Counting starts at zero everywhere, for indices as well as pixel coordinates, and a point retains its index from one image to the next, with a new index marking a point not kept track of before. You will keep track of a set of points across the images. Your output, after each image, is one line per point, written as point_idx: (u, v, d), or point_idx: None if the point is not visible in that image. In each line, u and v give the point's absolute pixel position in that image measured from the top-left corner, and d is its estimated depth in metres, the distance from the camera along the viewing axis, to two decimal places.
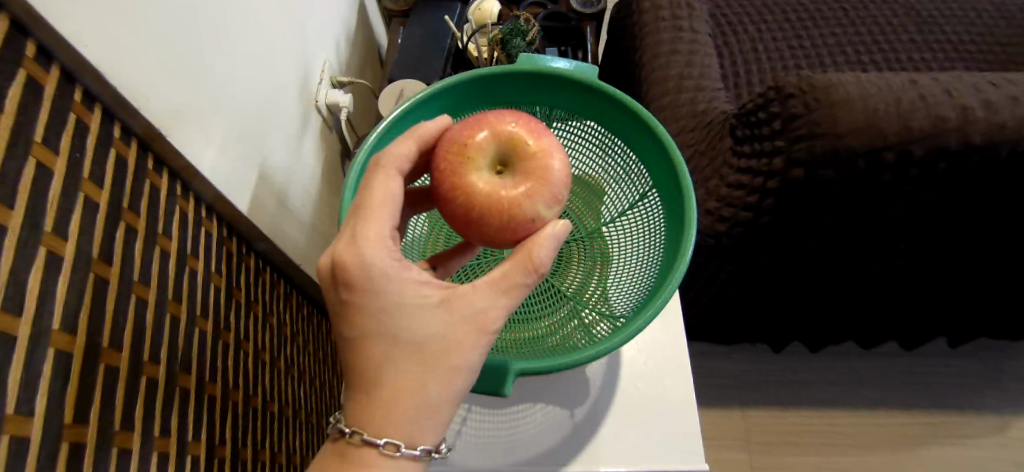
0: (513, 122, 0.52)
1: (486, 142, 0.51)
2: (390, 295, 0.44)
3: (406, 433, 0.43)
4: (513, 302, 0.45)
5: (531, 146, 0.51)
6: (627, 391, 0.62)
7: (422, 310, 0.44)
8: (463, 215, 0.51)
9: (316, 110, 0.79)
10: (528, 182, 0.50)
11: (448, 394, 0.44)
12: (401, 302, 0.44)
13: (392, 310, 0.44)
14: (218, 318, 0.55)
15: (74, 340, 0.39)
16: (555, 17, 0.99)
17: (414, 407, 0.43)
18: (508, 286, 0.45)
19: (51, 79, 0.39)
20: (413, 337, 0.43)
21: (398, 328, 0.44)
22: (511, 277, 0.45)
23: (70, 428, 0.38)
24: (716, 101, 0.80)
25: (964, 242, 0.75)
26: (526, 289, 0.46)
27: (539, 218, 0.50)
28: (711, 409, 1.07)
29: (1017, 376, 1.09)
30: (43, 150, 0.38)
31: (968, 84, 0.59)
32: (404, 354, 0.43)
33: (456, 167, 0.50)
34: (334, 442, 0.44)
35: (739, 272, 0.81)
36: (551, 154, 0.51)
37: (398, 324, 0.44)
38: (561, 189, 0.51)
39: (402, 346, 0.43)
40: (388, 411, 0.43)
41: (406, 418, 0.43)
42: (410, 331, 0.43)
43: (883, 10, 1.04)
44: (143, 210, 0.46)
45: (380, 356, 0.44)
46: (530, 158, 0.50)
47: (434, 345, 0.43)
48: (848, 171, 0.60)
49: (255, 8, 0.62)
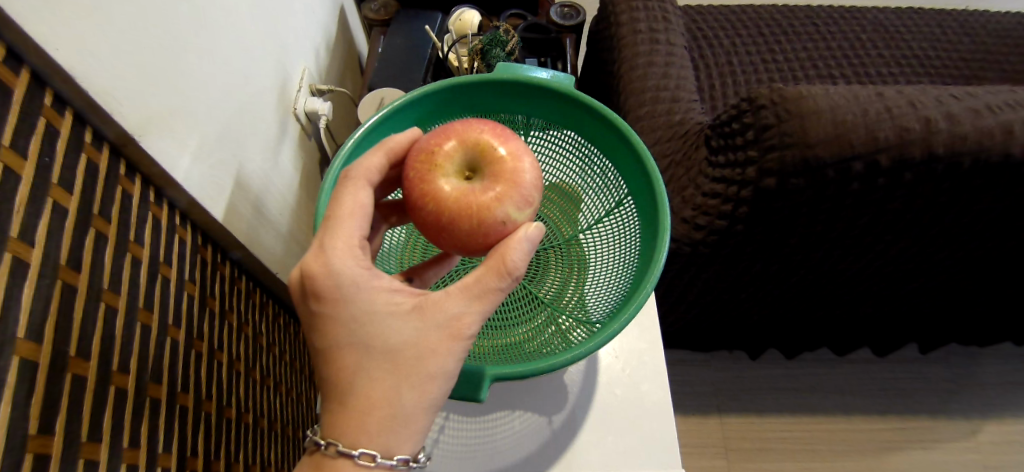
0: (480, 129, 0.52)
1: (452, 149, 0.51)
2: (360, 304, 0.44)
3: (382, 443, 0.43)
4: (489, 309, 0.45)
5: (499, 150, 0.51)
6: (605, 397, 0.62)
7: (394, 317, 0.44)
8: (433, 221, 0.51)
9: (294, 117, 0.79)
10: (496, 186, 0.50)
11: (424, 403, 0.44)
12: (372, 310, 0.44)
13: (363, 319, 0.44)
14: (191, 327, 0.54)
15: (39, 350, 0.38)
16: (535, 28, 1.00)
17: (391, 416, 0.43)
18: (482, 292, 0.44)
19: (21, 82, 0.38)
20: (387, 345, 0.43)
21: (370, 336, 0.43)
22: (486, 283, 0.45)
23: (35, 438, 0.37)
24: (692, 112, 0.81)
25: (932, 250, 0.77)
26: (501, 294, 0.45)
27: (510, 221, 0.50)
28: (689, 416, 1.08)
29: (984, 381, 1.11)
30: (11, 155, 0.37)
31: (932, 96, 0.61)
32: (378, 362, 0.43)
33: (424, 175, 0.50)
34: (310, 456, 0.44)
35: (716, 280, 0.83)
36: (519, 157, 0.51)
37: (370, 333, 0.43)
38: (531, 192, 0.51)
39: (377, 354, 0.43)
40: (364, 421, 0.43)
41: (382, 428, 0.43)
42: (384, 337, 0.43)
43: (852, 26, 1.07)
44: (113, 216, 0.45)
45: (353, 366, 0.43)
46: (497, 162, 0.51)
47: (412, 353, 0.43)
48: (818, 180, 0.61)
49: (234, 13, 0.62)
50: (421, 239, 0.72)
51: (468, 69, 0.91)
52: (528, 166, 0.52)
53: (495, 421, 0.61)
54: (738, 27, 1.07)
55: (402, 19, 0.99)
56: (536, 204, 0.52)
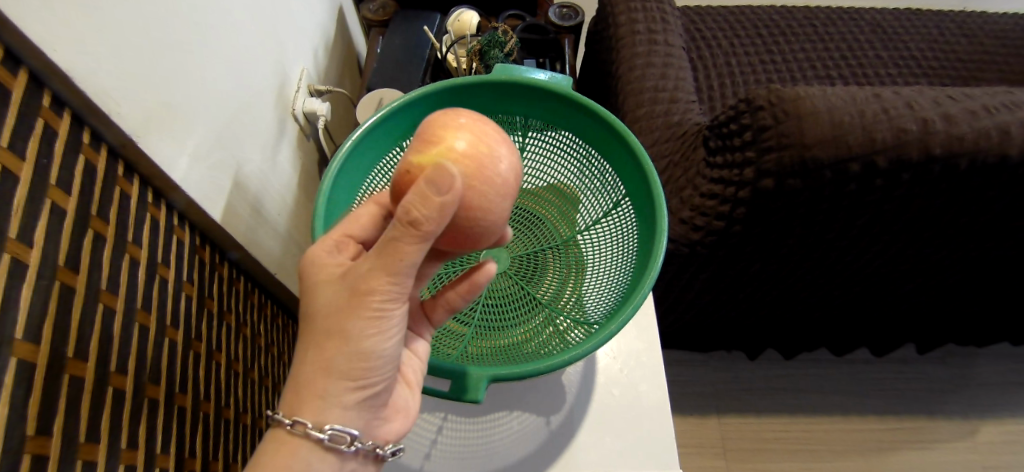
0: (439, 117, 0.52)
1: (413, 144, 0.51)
2: (308, 277, 0.47)
3: (314, 412, 0.44)
4: (399, 270, 0.42)
5: (443, 123, 0.49)
6: (603, 397, 0.62)
7: (323, 286, 0.46)
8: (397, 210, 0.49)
9: (293, 118, 0.79)
10: (431, 150, 0.47)
11: (354, 374, 0.45)
12: (314, 284, 0.46)
13: (306, 293, 0.46)
14: (189, 328, 0.54)
15: (37, 350, 0.38)
16: (533, 29, 1.00)
17: (321, 386, 0.44)
18: (392, 250, 0.41)
19: (18, 83, 0.38)
20: (315, 315, 0.45)
21: (307, 308, 0.46)
22: (388, 235, 0.41)
23: (33, 439, 0.37)
24: (690, 113, 0.82)
25: (930, 250, 0.77)
26: (410, 251, 0.41)
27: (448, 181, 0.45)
28: (687, 416, 1.08)
29: (982, 381, 1.12)
30: (9, 156, 0.37)
31: (928, 98, 0.61)
32: (309, 330, 0.45)
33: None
34: (273, 434, 0.45)
35: (713, 281, 0.83)
36: (461, 125, 0.49)
37: (308, 304, 0.46)
38: (476, 156, 0.47)
39: (310, 323, 0.45)
40: (297, 388, 0.45)
41: (310, 397, 0.44)
42: (314, 305, 0.45)
43: (850, 27, 1.07)
44: (112, 217, 0.45)
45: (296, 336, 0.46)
46: (439, 132, 0.48)
47: (332, 320, 0.44)
48: (816, 181, 0.62)
49: (232, 15, 0.62)
50: None
51: (467, 70, 0.91)
52: (479, 139, 0.48)
53: (494, 422, 0.61)
54: (736, 28, 1.08)
55: (401, 20, 0.99)
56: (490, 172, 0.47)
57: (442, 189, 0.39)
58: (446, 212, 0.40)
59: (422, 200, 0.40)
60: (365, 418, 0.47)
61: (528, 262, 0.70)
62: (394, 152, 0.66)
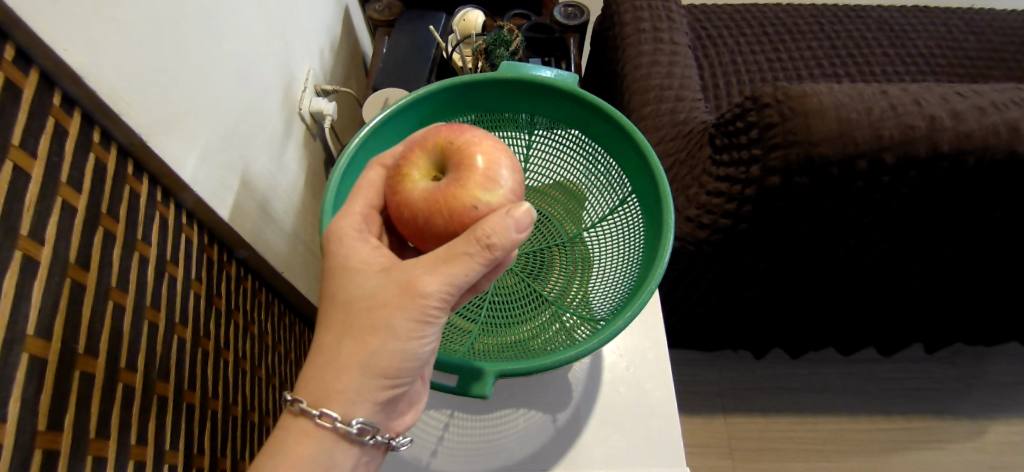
0: (438, 131, 0.53)
1: (419, 158, 0.52)
2: (353, 271, 0.47)
3: (341, 404, 0.45)
4: (457, 274, 0.44)
5: (455, 144, 0.51)
6: (610, 395, 0.62)
7: (364, 276, 0.46)
8: (415, 227, 0.52)
9: (300, 117, 0.79)
10: (459, 174, 0.50)
11: (389, 373, 0.46)
12: (359, 276, 0.46)
13: (348, 285, 0.46)
14: (198, 325, 0.55)
15: (49, 346, 0.38)
16: (539, 28, 1.00)
17: (351, 381, 0.45)
18: (451, 256, 0.44)
19: (29, 82, 0.39)
20: (360, 309, 0.45)
21: (348, 301, 0.46)
22: (458, 248, 0.44)
23: (43, 434, 0.37)
24: (696, 111, 0.81)
25: (937, 248, 0.77)
26: (468, 260, 0.44)
27: (480, 204, 0.49)
28: (693, 415, 1.08)
29: (990, 381, 1.11)
30: (21, 154, 0.37)
31: (936, 94, 0.61)
32: (343, 320, 0.46)
33: (396, 189, 0.52)
34: (294, 420, 0.46)
35: (719, 279, 0.83)
36: (477, 143, 0.52)
37: (349, 297, 0.46)
38: (497, 175, 0.50)
39: (353, 316, 0.45)
40: (324, 379, 0.45)
41: (343, 391, 0.45)
42: (352, 295, 0.46)
43: (857, 24, 1.07)
44: (121, 216, 0.46)
45: (330, 327, 0.46)
46: (457, 152, 0.51)
47: (372, 314, 0.45)
48: (823, 179, 0.61)
49: (240, 14, 0.62)
50: None
51: (473, 69, 0.91)
52: (495, 181, 0.50)
53: (498, 420, 0.61)
54: (743, 26, 1.07)
55: (407, 20, 0.99)
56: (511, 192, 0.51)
57: (519, 224, 0.44)
58: (515, 245, 0.45)
59: (509, 236, 0.44)
60: (386, 411, 0.49)
61: (535, 260, 0.69)
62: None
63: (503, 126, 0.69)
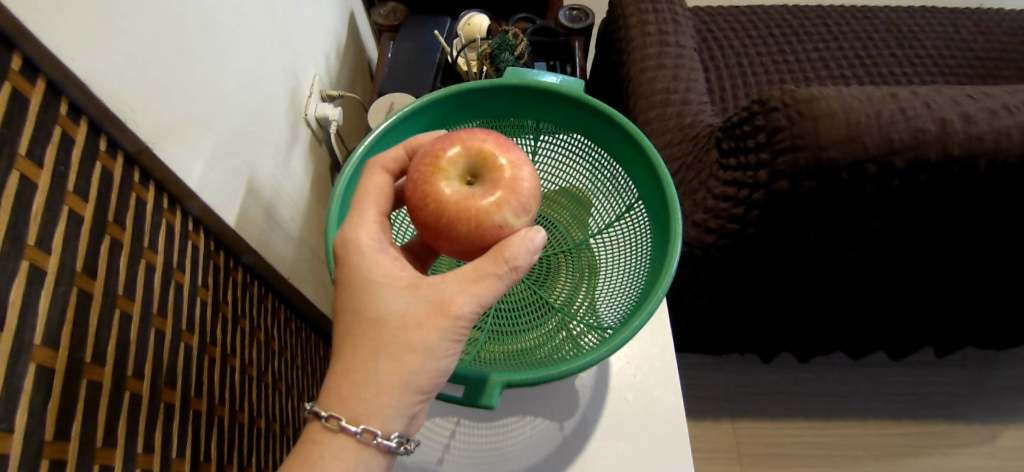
0: (483, 138, 0.53)
1: (458, 156, 0.52)
2: (385, 291, 0.46)
3: (382, 421, 0.45)
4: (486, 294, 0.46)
5: (498, 160, 0.52)
6: (616, 402, 0.62)
7: (393, 294, 0.46)
8: (433, 222, 0.52)
9: (305, 123, 0.80)
10: (496, 191, 0.51)
11: (425, 388, 0.46)
12: (392, 296, 0.46)
13: (381, 304, 0.46)
14: (204, 332, 0.55)
15: (55, 356, 0.38)
16: (544, 32, 1.00)
17: (392, 398, 0.45)
18: (479, 276, 0.46)
19: (36, 92, 0.39)
20: (397, 329, 0.45)
21: (382, 320, 0.45)
22: (485, 268, 0.46)
23: (50, 444, 0.37)
24: (702, 115, 0.81)
25: (947, 252, 0.76)
26: (497, 281, 0.46)
27: (507, 226, 0.51)
28: (701, 420, 1.07)
29: (1002, 385, 1.10)
30: (26, 164, 0.38)
31: (947, 96, 0.60)
32: (376, 338, 0.45)
33: (426, 178, 0.52)
34: (332, 437, 0.44)
35: (727, 284, 0.82)
36: (520, 166, 0.53)
37: (382, 317, 0.45)
38: (530, 201, 0.52)
39: (391, 336, 0.45)
40: (363, 398, 0.44)
41: (383, 408, 0.45)
42: (383, 313, 0.45)
43: (864, 25, 1.06)
44: (128, 224, 0.46)
45: (366, 345, 0.45)
46: (497, 169, 0.52)
47: (410, 333, 0.45)
48: (832, 183, 0.61)
49: (246, 20, 0.63)
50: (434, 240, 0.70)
51: (478, 74, 0.91)
52: (523, 207, 0.52)
53: (507, 427, 0.61)
54: (749, 28, 1.07)
55: (413, 24, 0.99)
56: (533, 214, 0.53)
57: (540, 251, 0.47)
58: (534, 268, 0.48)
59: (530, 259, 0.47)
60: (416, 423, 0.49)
61: (542, 267, 0.69)
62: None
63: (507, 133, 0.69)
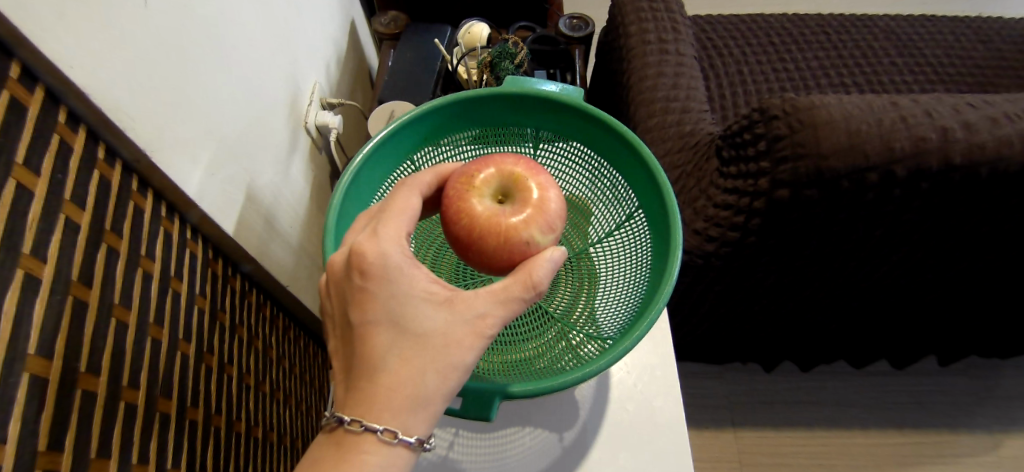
0: (515, 161, 0.55)
1: (491, 176, 0.54)
2: (422, 306, 0.44)
3: (424, 428, 0.43)
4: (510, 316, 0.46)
5: (529, 181, 0.54)
6: (616, 412, 0.61)
7: (431, 310, 0.44)
8: (465, 236, 0.53)
9: (305, 131, 0.80)
10: (525, 209, 0.52)
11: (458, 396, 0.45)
12: (430, 312, 0.44)
13: (420, 318, 0.43)
14: (201, 341, 0.54)
15: (49, 365, 0.38)
16: (544, 40, 1.00)
17: (435, 408, 0.44)
18: (508, 298, 0.45)
19: (35, 100, 0.39)
20: (439, 343, 0.43)
21: (422, 334, 0.43)
22: (511, 291, 0.45)
23: (43, 455, 0.37)
24: (703, 123, 0.81)
25: (950, 261, 0.75)
26: (522, 305, 0.46)
27: (534, 244, 0.52)
28: (702, 430, 1.06)
29: (1006, 394, 1.09)
30: (24, 172, 0.37)
31: (948, 105, 0.60)
32: (416, 352, 0.43)
33: (461, 194, 0.53)
34: (387, 449, 0.42)
35: (729, 292, 0.82)
36: (548, 189, 0.54)
37: (422, 331, 0.43)
38: (556, 220, 0.54)
39: (434, 351, 0.43)
40: (408, 410, 0.42)
41: (426, 416, 0.43)
42: (424, 329, 0.43)
43: (864, 34, 1.06)
44: (125, 232, 0.46)
45: (408, 360, 0.43)
46: (527, 190, 0.53)
47: (452, 352, 0.43)
48: (833, 191, 0.60)
49: (246, 28, 0.63)
50: (432, 244, 0.69)
51: (478, 82, 0.91)
52: (551, 226, 0.53)
53: (506, 437, 0.61)
54: (749, 36, 1.07)
55: (413, 32, 0.99)
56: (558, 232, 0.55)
57: None
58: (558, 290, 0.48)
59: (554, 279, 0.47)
60: None
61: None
62: (405, 164, 0.66)
63: (507, 141, 0.69)
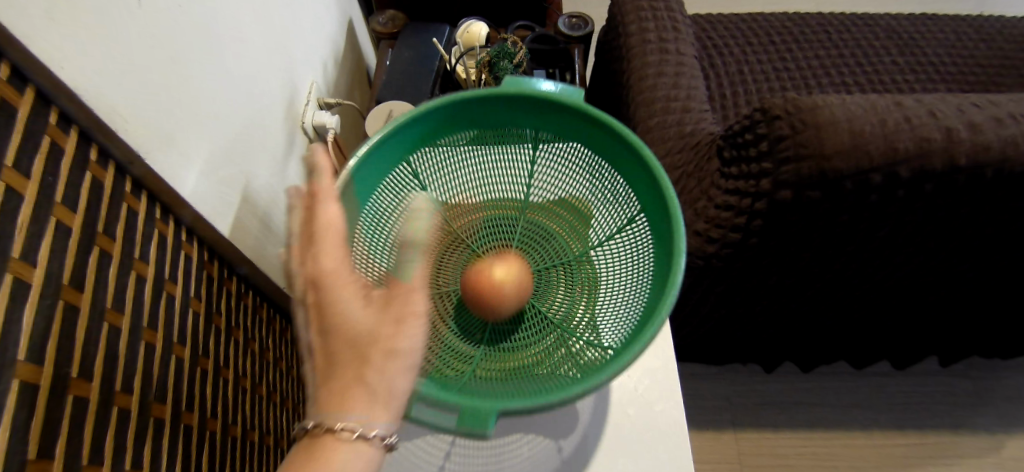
0: None
1: None
2: (351, 301, 0.40)
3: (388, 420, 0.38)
4: None
5: None
6: (616, 418, 0.61)
7: (355, 307, 0.39)
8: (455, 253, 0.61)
9: (302, 131, 0.79)
10: None
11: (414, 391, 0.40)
12: (357, 306, 0.39)
13: (348, 314, 0.39)
14: (196, 344, 0.54)
15: (39, 372, 0.37)
16: (543, 40, 0.99)
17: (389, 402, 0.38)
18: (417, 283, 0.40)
19: (25, 102, 0.37)
20: (372, 337, 0.38)
21: (357, 330, 0.39)
22: None
23: (34, 463, 0.36)
24: (703, 123, 0.80)
25: (953, 262, 0.75)
26: None
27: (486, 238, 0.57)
28: (702, 431, 1.06)
29: (1008, 395, 1.08)
30: (14, 175, 0.36)
31: (952, 105, 0.60)
32: (355, 352, 0.38)
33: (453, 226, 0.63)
34: (350, 446, 0.37)
35: (729, 293, 0.81)
36: None
37: (355, 328, 0.39)
38: None
39: (370, 346, 0.38)
40: (359, 407, 0.37)
41: (382, 409, 0.38)
42: (353, 323, 0.39)
43: (866, 33, 1.05)
44: (118, 234, 0.45)
45: (350, 356, 0.38)
46: None
47: (381, 344, 0.38)
48: (836, 192, 0.60)
49: (241, 27, 0.62)
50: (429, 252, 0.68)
51: (476, 81, 0.91)
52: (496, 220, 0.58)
53: (504, 446, 0.60)
54: (749, 35, 1.06)
55: (412, 31, 0.99)
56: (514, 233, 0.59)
57: None
58: None
59: None
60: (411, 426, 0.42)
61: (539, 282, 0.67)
62: (402, 167, 0.66)
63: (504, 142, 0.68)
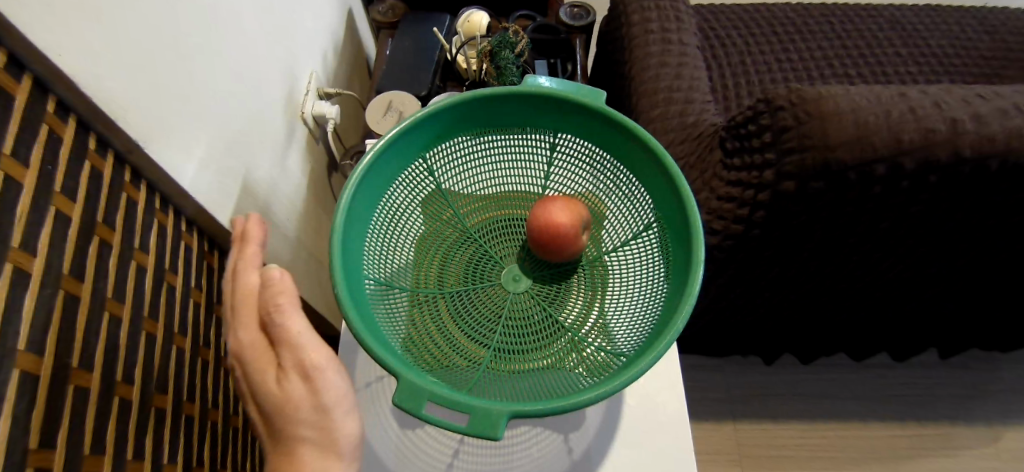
0: None
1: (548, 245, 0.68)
2: (264, 380, 0.44)
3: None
4: None
5: None
6: (620, 411, 0.61)
7: (266, 386, 0.44)
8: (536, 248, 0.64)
9: (303, 122, 0.78)
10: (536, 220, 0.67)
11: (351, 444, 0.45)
12: (269, 383, 0.44)
13: (266, 391, 0.44)
14: (196, 334, 0.54)
15: (40, 362, 0.37)
16: (544, 29, 0.98)
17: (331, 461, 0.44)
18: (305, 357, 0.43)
19: (22, 89, 0.37)
20: (289, 409, 0.43)
21: (277, 407, 0.44)
22: None
23: (35, 453, 0.36)
24: (706, 114, 0.80)
25: (955, 254, 0.75)
26: None
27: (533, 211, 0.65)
28: (702, 422, 1.06)
29: (1006, 387, 1.09)
30: (12, 164, 0.36)
31: (957, 97, 0.59)
32: (281, 423, 0.44)
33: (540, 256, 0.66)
34: None
35: (730, 285, 0.81)
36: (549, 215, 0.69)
37: (274, 403, 0.44)
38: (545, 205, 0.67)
39: (291, 417, 0.43)
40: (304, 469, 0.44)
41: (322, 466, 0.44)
42: (270, 403, 0.44)
43: (869, 24, 1.04)
44: (118, 223, 0.45)
45: (283, 427, 0.44)
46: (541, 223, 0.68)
47: (296, 418, 0.43)
48: (839, 183, 0.59)
49: (240, 15, 0.61)
50: (439, 250, 0.67)
51: (477, 71, 0.90)
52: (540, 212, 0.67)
53: (509, 447, 0.60)
54: (752, 26, 1.05)
55: (412, 21, 0.98)
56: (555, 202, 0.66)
57: None
58: None
59: None
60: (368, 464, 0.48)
61: (549, 282, 0.67)
62: (416, 163, 0.65)
63: (520, 141, 0.67)
